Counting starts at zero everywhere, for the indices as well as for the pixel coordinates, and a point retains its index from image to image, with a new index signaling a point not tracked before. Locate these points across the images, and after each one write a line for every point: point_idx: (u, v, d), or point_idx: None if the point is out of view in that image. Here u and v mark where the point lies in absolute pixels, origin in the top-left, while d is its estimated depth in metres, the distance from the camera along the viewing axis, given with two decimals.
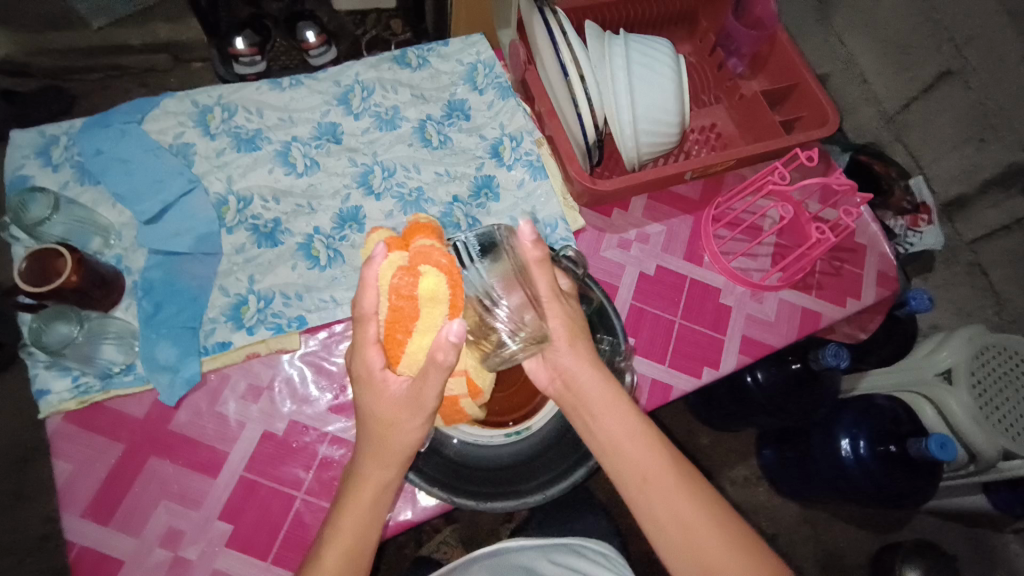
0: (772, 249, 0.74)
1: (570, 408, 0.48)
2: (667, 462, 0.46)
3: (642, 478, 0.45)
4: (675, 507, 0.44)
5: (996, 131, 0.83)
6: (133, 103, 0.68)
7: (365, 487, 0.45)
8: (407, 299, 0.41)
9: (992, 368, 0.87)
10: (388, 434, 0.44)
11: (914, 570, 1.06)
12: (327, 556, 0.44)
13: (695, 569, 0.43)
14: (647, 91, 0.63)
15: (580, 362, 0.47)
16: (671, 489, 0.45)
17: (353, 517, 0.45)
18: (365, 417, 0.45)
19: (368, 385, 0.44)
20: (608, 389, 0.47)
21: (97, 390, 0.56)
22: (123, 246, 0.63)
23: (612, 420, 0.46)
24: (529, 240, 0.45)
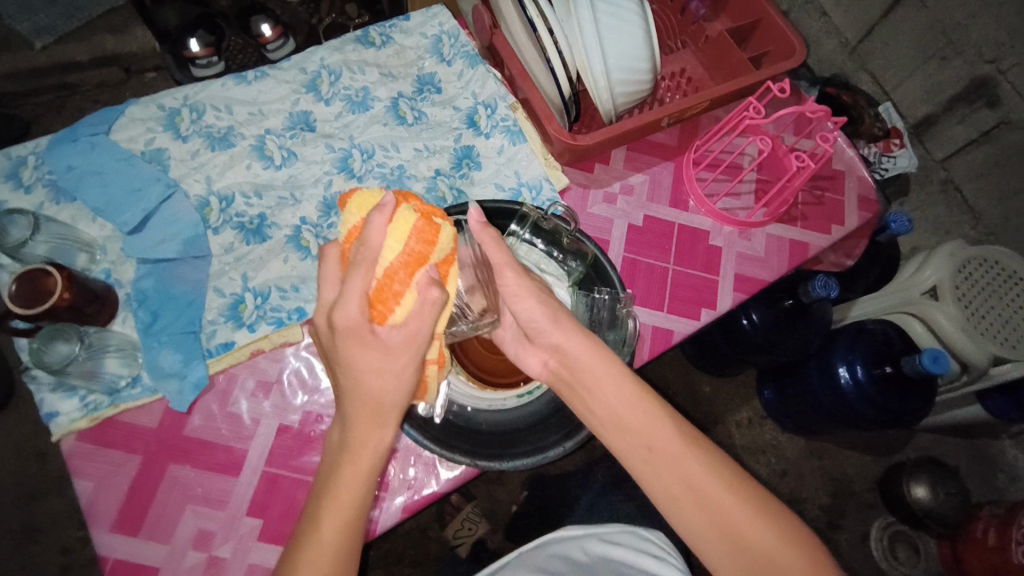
0: (754, 186, 0.75)
1: (565, 385, 0.50)
2: (707, 461, 0.45)
3: (681, 483, 0.45)
4: (718, 507, 0.44)
5: (956, 47, 0.85)
6: (97, 114, 0.66)
7: (365, 452, 0.43)
8: (425, 245, 0.44)
9: (976, 280, 0.90)
10: (380, 383, 0.42)
11: (920, 487, 1.11)
12: (324, 521, 0.42)
13: (700, 521, 0.44)
14: (618, 39, 0.62)
15: (568, 338, 0.49)
16: (711, 490, 0.44)
17: (352, 488, 0.43)
18: (345, 377, 0.43)
19: (356, 334, 0.42)
20: (602, 358, 0.48)
21: (106, 406, 0.56)
22: (110, 259, 0.62)
23: (644, 428, 0.47)
24: (479, 221, 0.47)
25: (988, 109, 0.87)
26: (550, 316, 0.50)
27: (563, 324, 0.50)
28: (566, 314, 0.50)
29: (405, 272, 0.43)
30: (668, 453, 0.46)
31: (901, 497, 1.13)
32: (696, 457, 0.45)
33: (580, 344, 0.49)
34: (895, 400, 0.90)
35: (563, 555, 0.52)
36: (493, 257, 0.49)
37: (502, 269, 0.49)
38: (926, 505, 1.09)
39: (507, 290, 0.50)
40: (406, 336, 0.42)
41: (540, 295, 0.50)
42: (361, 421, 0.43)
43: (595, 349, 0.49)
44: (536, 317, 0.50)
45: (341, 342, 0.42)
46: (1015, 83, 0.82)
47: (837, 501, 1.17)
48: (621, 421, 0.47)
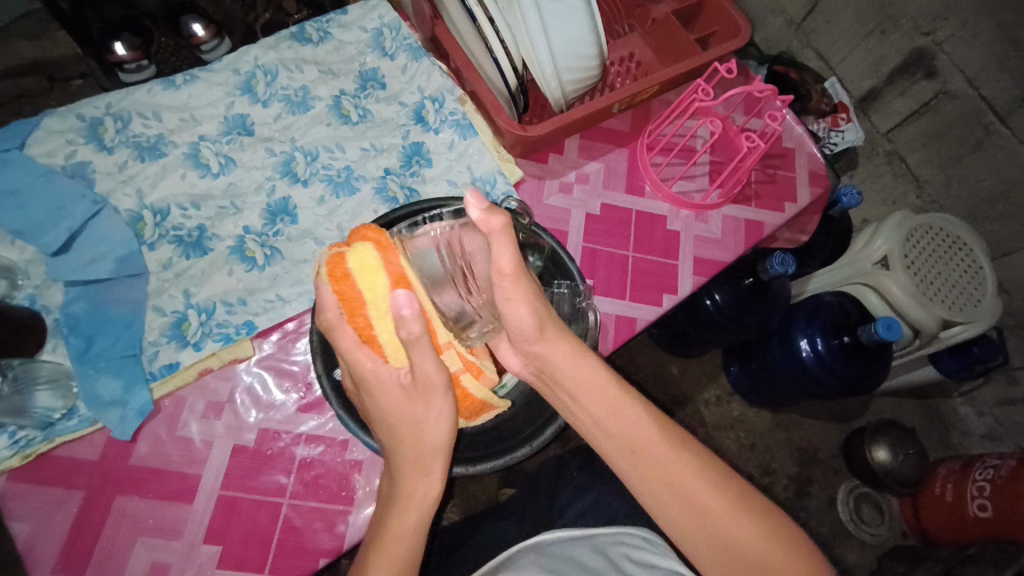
0: (708, 167, 0.75)
1: (545, 389, 0.50)
2: (696, 464, 0.46)
3: (671, 487, 0.46)
4: (709, 511, 0.45)
5: (893, 21, 0.87)
6: (8, 128, 0.61)
7: (417, 497, 0.45)
8: (346, 279, 0.41)
9: (923, 248, 0.93)
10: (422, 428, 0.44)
11: (880, 448, 1.14)
12: (376, 571, 0.43)
13: (688, 523, 0.45)
14: (562, 26, 0.60)
15: (549, 346, 0.46)
16: (702, 495, 0.45)
17: (410, 532, 0.45)
18: (394, 430, 0.45)
19: (390, 386, 0.44)
20: (581, 365, 0.46)
21: (39, 441, 0.52)
22: (34, 283, 0.57)
23: (633, 432, 0.47)
24: (478, 206, 0.40)
25: (927, 80, 0.89)
26: (537, 326, 0.44)
27: (550, 335, 0.45)
28: (553, 323, 0.45)
29: (371, 308, 0.41)
30: (658, 459, 0.46)
31: (863, 459, 1.16)
32: (686, 462, 0.46)
33: (561, 352, 0.46)
34: (856, 369, 0.93)
35: (565, 558, 0.50)
36: (497, 254, 0.41)
37: (503, 269, 0.41)
38: (887, 466, 1.13)
39: (500, 294, 0.43)
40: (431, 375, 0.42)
41: (535, 305, 0.44)
42: (410, 469, 0.45)
43: (580, 361, 0.46)
44: (523, 323, 0.44)
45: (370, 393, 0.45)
46: (952, 54, 0.84)
47: (805, 470, 1.20)
48: (612, 426, 0.47)
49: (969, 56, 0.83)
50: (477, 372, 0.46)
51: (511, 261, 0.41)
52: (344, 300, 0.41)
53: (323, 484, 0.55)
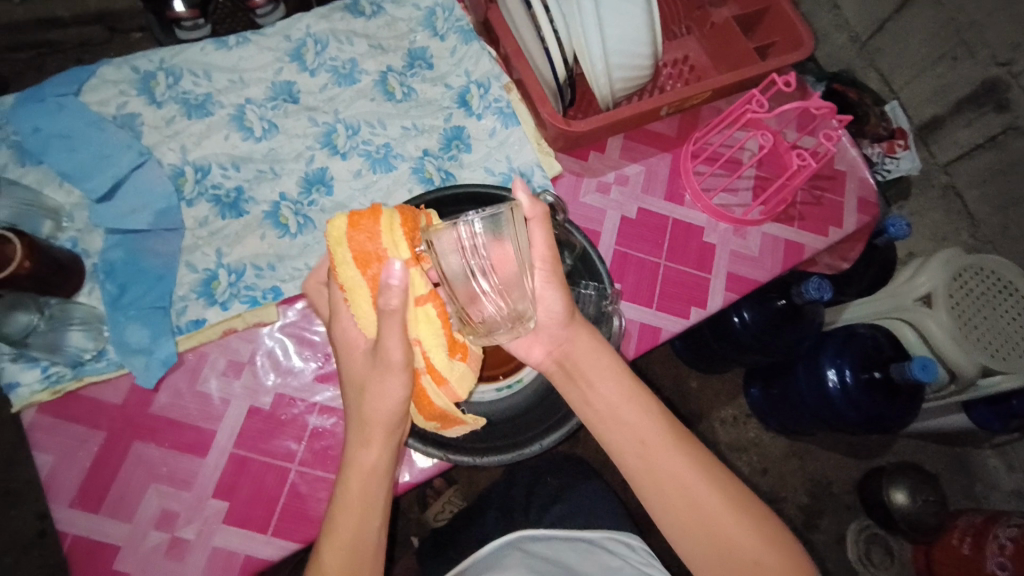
0: (752, 182, 0.73)
1: (562, 378, 0.49)
2: (700, 466, 0.47)
3: (675, 487, 0.46)
4: (706, 509, 0.45)
5: (969, 47, 0.83)
6: (66, 74, 0.63)
7: (356, 477, 0.45)
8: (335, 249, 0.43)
9: (970, 289, 0.89)
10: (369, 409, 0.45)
11: (899, 491, 1.10)
12: (327, 553, 0.44)
13: (685, 519, 0.46)
14: (619, 22, 0.59)
15: (573, 334, 0.49)
16: (705, 497, 0.46)
17: (347, 512, 0.45)
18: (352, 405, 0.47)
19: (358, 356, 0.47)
20: (598, 356, 0.49)
21: (69, 379, 0.54)
22: (77, 227, 0.59)
23: (641, 428, 0.47)
24: (529, 195, 0.45)
25: (996, 114, 0.86)
26: (567, 312, 0.48)
27: (581, 321, 0.49)
28: (578, 315, 0.50)
29: (347, 275, 0.43)
30: (662, 458, 0.46)
31: (881, 500, 1.12)
32: (690, 462, 0.46)
33: (584, 341, 0.49)
34: (881, 406, 0.90)
35: (547, 557, 0.51)
36: (533, 239, 0.47)
37: (543, 255, 0.47)
38: (905, 511, 1.08)
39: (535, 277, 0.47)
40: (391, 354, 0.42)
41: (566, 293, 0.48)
42: (354, 445, 0.46)
43: (600, 352, 0.49)
44: (555, 309, 0.48)
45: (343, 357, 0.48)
46: None
47: (816, 501, 1.17)
48: (620, 421, 0.47)
49: None
50: (439, 377, 0.45)
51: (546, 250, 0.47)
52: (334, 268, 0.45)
53: (332, 455, 0.55)
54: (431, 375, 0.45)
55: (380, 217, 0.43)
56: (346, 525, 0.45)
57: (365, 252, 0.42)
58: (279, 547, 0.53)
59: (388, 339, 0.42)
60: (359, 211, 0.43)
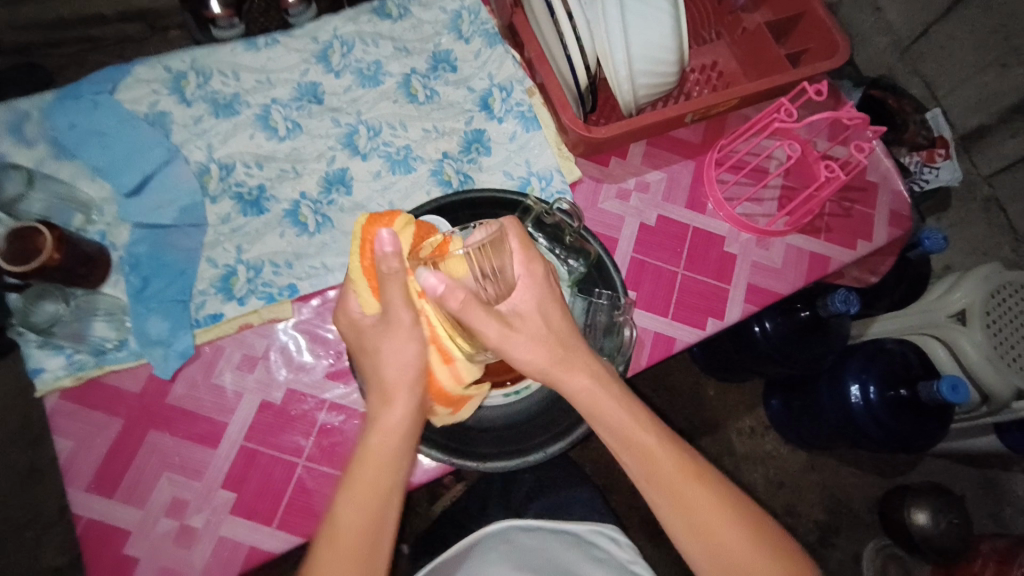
0: (778, 192, 0.71)
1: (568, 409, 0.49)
2: (706, 488, 0.45)
3: (665, 487, 0.45)
4: (695, 509, 0.45)
5: (1018, 53, 0.81)
6: (103, 72, 0.65)
7: (380, 433, 0.45)
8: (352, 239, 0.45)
9: (1010, 307, 0.86)
10: (383, 369, 0.45)
11: (922, 512, 1.06)
12: (345, 501, 0.43)
13: (675, 515, 0.45)
14: (644, 28, 0.58)
15: (566, 381, 0.45)
16: (727, 540, 0.44)
17: (372, 469, 0.44)
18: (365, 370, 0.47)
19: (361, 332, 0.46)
20: (600, 390, 0.46)
21: (91, 366, 0.55)
22: (106, 221, 0.61)
23: (643, 454, 0.45)
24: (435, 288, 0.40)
25: None
26: (542, 371, 0.45)
27: (571, 364, 0.45)
28: (575, 354, 0.46)
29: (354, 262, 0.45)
30: (652, 456, 0.45)
31: (900, 520, 1.09)
32: (712, 499, 0.45)
33: (582, 389, 0.45)
34: (905, 426, 0.87)
35: (534, 551, 0.49)
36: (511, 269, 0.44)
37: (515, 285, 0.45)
38: (925, 533, 1.04)
39: (510, 335, 0.44)
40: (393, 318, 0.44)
41: (541, 338, 0.45)
42: (375, 403, 0.46)
43: (599, 393, 0.46)
44: (533, 364, 0.45)
45: (355, 343, 0.48)
46: None
47: (833, 518, 1.14)
48: (629, 453, 0.46)
49: None
50: (448, 354, 0.47)
51: (495, 320, 0.43)
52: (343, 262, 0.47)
53: (339, 453, 0.56)
54: (438, 346, 0.46)
55: (397, 215, 0.46)
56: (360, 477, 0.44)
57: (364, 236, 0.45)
58: (283, 540, 0.53)
59: (389, 302, 0.43)
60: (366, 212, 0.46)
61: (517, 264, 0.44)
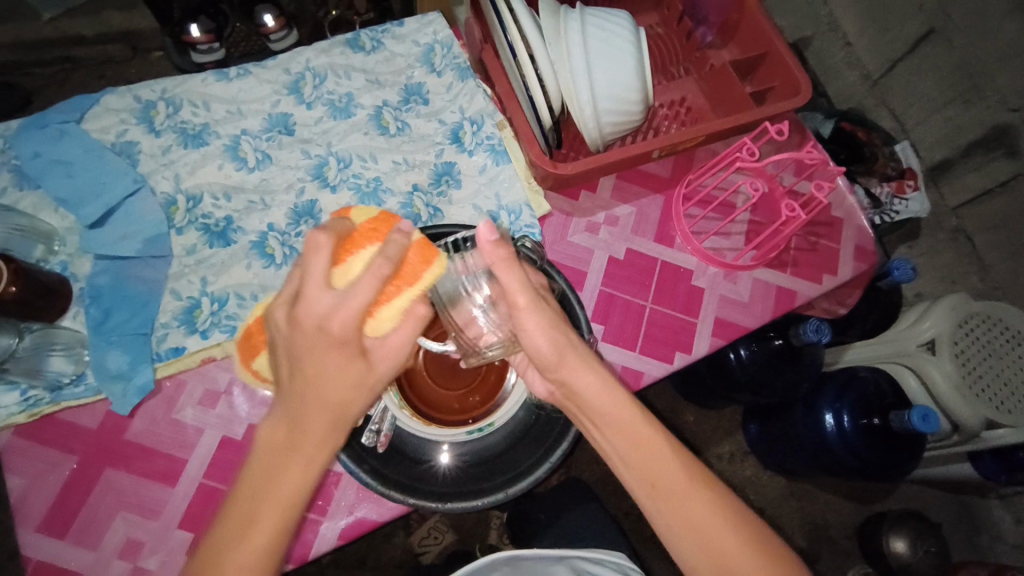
0: (745, 227, 0.72)
1: (571, 412, 0.47)
2: (717, 503, 0.43)
3: (675, 502, 0.43)
4: (705, 526, 0.42)
5: (979, 91, 0.82)
6: (70, 101, 0.65)
7: (303, 464, 0.40)
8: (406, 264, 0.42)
9: (976, 338, 0.87)
10: (348, 391, 0.41)
11: (899, 540, 1.07)
12: (262, 519, 0.39)
13: (685, 532, 0.43)
14: (606, 68, 0.60)
15: (573, 372, 0.44)
16: (734, 555, 0.42)
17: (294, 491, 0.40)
18: (315, 373, 0.40)
19: (337, 336, 0.40)
20: (607, 388, 0.44)
21: (46, 402, 0.54)
22: (68, 251, 0.60)
23: (656, 465, 0.43)
24: (489, 239, 0.42)
25: (1008, 159, 0.84)
26: (557, 354, 0.44)
27: (582, 356, 0.44)
28: (573, 349, 0.44)
29: (407, 289, 0.42)
30: (663, 466, 0.43)
31: (878, 546, 1.10)
32: (720, 508, 0.43)
33: (586, 380, 0.44)
34: (878, 453, 0.88)
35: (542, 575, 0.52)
36: (504, 280, 0.43)
37: (514, 295, 0.43)
38: (903, 560, 1.06)
39: (517, 320, 0.44)
40: (383, 351, 0.43)
41: (554, 327, 0.44)
42: (314, 429, 0.40)
43: (606, 389, 0.44)
44: (542, 353, 0.44)
45: (315, 337, 0.40)
46: None
47: (812, 546, 1.14)
48: (642, 467, 0.43)
49: None
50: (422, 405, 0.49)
51: (523, 288, 0.43)
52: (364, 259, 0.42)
53: None
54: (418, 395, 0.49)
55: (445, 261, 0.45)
56: (282, 489, 0.39)
57: (407, 253, 0.42)
58: None
59: (383, 333, 0.42)
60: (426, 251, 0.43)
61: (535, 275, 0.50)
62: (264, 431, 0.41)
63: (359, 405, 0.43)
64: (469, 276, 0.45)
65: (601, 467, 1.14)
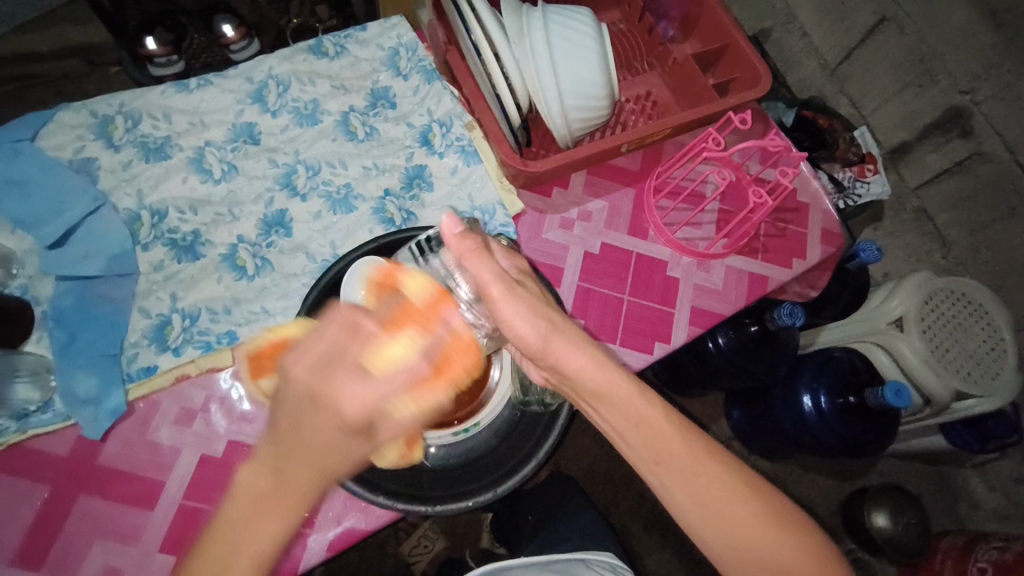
0: (715, 215, 0.73)
1: (569, 395, 0.46)
2: (728, 476, 0.42)
3: (682, 480, 0.42)
4: (715, 500, 0.42)
5: (932, 76, 0.85)
6: (23, 119, 0.62)
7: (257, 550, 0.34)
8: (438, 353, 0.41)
9: (942, 313, 0.90)
10: (344, 463, 0.35)
11: (881, 512, 1.09)
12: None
13: (696, 508, 0.42)
14: (570, 65, 0.61)
15: (562, 359, 0.43)
16: (747, 525, 0.41)
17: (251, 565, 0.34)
18: (311, 437, 0.34)
19: (351, 419, 0.34)
20: (601, 369, 0.43)
21: (13, 431, 0.53)
22: (28, 274, 0.58)
23: (662, 444, 0.42)
24: (454, 230, 0.45)
25: (961, 140, 0.87)
26: (542, 339, 0.43)
27: (570, 337, 0.44)
28: (558, 334, 0.43)
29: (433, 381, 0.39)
30: (666, 443, 0.42)
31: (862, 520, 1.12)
32: (729, 480, 0.42)
33: (578, 362, 0.43)
34: (857, 430, 0.91)
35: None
36: (477, 272, 0.44)
37: (489, 285, 0.44)
38: (885, 534, 1.08)
39: (498, 313, 0.44)
40: (390, 431, 0.37)
41: (533, 311, 0.44)
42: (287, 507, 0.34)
43: (600, 369, 0.42)
44: (527, 340, 0.44)
45: (316, 397, 0.35)
46: (988, 115, 0.82)
47: None
48: (646, 445, 0.42)
49: (1006, 119, 0.80)
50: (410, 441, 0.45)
51: (496, 278, 0.44)
52: (396, 334, 0.38)
53: None
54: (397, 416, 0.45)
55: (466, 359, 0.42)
56: (256, 546, 0.34)
57: (448, 352, 0.42)
58: None
59: (395, 415, 0.37)
60: (456, 351, 0.42)
61: (504, 258, 0.49)
62: (244, 473, 0.35)
63: (352, 473, 0.37)
64: (449, 274, 0.51)
65: (588, 461, 1.16)
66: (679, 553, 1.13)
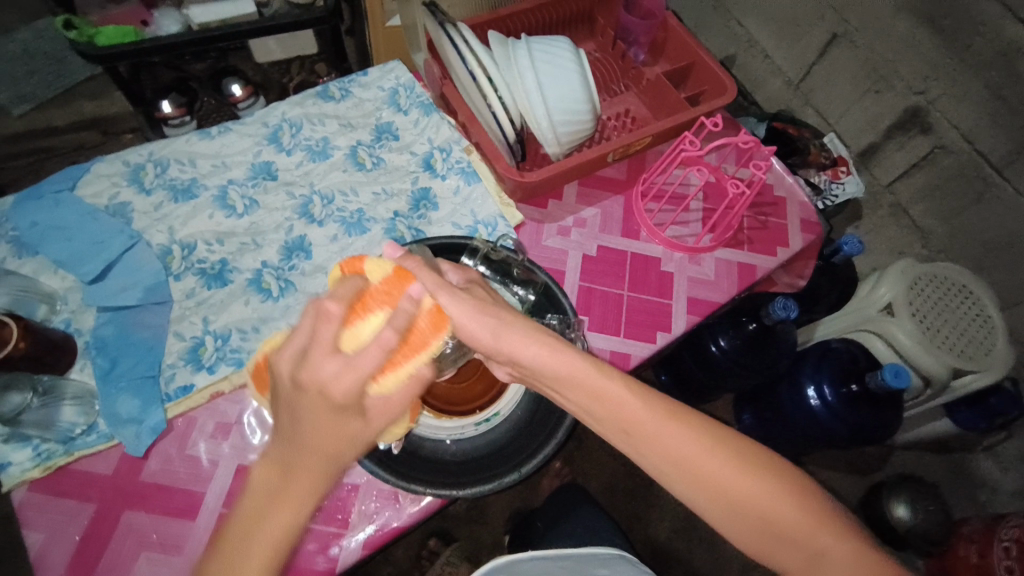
0: (700, 214, 0.79)
1: (537, 385, 0.49)
2: (694, 432, 0.45)
3: (650, 443, 0.45)
4: (687, 457, 0.44)
5: (887, 81, 0.93)
6: (64, 172, 0.69)
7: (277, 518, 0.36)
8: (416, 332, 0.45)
9: (927, 296, 0.94)
10: (344, 446, 0.39)
11: (901, 501, 1.10)
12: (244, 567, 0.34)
13: (672, 467, 0.44)
14: (555, 85, 0.68)
15: (513, 350, 0.47)
16: (730, 476, 0.43)
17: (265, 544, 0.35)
18: (311, 429, 0.38)
19: (341, 400, 0.39)
20: (553, 353, 0.46)
21: (60, 454, 0.55)
22: (70, 308, 0.63)
23: (626, 412, 0.45)
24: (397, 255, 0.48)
25: (922, 136, 0.93)
26: (494, 335, 0.47)
27: (518, 329, 0.47)
28: (508, 327, 0.47)
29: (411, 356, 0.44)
30: (628, 408, 0.45)
31: (883, 515, 1.12)
32: (694, 435, 0.45)
33: (529, 350, 0.47)
34: (867, 416, 0.92)
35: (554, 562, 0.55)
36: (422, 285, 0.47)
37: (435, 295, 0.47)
38: (908, 524, 1.08)
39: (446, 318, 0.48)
40: (381, 410, 0.42)
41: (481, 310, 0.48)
42: (303, 480, 0.37)
43: (551, 354, 0.46)
44: (479, 338, 0.48)
45: (307, 399, 0.38)
46: (944, 112, 0.88)
47: None
48: (611, 413, 0.46)
49: (960, 113, 0.86)
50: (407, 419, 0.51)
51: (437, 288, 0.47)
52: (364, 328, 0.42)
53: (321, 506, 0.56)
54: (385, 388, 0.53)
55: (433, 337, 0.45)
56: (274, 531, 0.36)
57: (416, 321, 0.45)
58: None
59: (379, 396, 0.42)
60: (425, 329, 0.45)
61: (453, 273, 0.53)
62: (254, 476, 0.38)
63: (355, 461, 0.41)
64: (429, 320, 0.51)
65: (605, 475, 1.17)
66: (704, 563, 1.12)
